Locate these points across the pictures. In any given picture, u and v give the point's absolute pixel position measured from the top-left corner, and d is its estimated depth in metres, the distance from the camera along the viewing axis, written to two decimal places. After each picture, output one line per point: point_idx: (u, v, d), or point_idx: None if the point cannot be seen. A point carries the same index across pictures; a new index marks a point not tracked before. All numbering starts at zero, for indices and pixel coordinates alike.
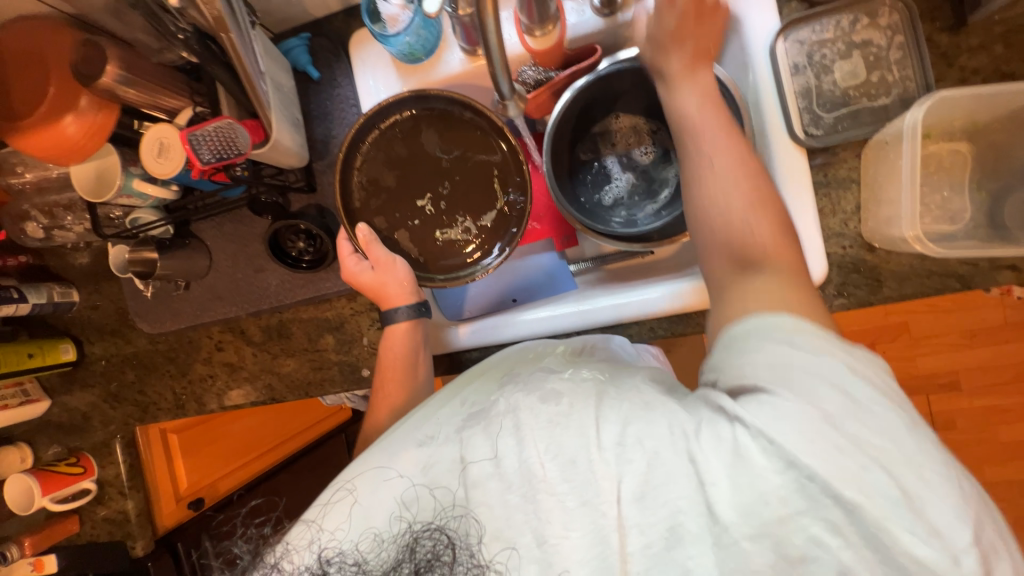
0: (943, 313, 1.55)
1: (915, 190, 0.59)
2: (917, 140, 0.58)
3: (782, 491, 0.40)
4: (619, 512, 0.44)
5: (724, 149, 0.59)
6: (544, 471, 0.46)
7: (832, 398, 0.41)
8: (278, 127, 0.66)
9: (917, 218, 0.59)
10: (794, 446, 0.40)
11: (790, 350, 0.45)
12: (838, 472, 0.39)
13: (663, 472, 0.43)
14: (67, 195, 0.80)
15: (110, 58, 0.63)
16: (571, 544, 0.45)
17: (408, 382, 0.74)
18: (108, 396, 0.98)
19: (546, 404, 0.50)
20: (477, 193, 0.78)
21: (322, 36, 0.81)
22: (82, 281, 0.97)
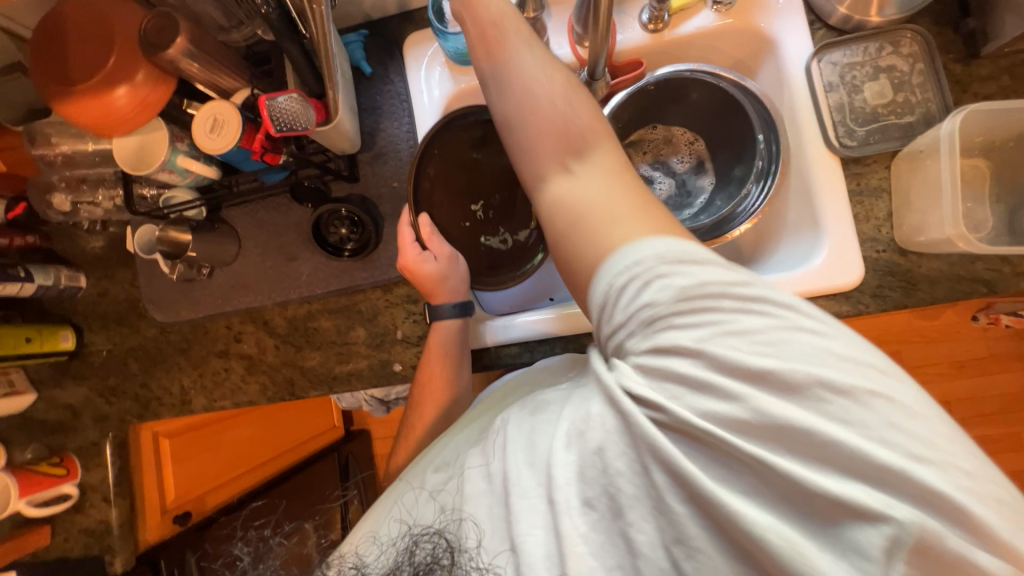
0: (933, 343, 1.61)
1: (956, 196, 0.63)
2: (955, 148, 0.62)
3: (718, 471, 0.38)
4: (563, 499, 0.42)
5: (543, 54, 0.52)
6: (513, 473, 0.45)
7: (770, 345, 0.37)
8: (341, 109, 0.67)
9: (959, 220, 0.62)
10: (710, 408, 0.38)
11: (686, 278, 0.39)
12: (777, 439, 0.36)
13: (601, 443, 0.41)
14: (100, 171, 0.78)
15: (181, 32, 0.64)
16: (535, 541, 0.42)
17: (451, 378, 0.73)
18: (103, 390, 0.91)
19: (533, 414, 0.49)
20: (519, 210, 0.86)
21: (377, 35, 0.84)
22: (91, 266, 0.92)
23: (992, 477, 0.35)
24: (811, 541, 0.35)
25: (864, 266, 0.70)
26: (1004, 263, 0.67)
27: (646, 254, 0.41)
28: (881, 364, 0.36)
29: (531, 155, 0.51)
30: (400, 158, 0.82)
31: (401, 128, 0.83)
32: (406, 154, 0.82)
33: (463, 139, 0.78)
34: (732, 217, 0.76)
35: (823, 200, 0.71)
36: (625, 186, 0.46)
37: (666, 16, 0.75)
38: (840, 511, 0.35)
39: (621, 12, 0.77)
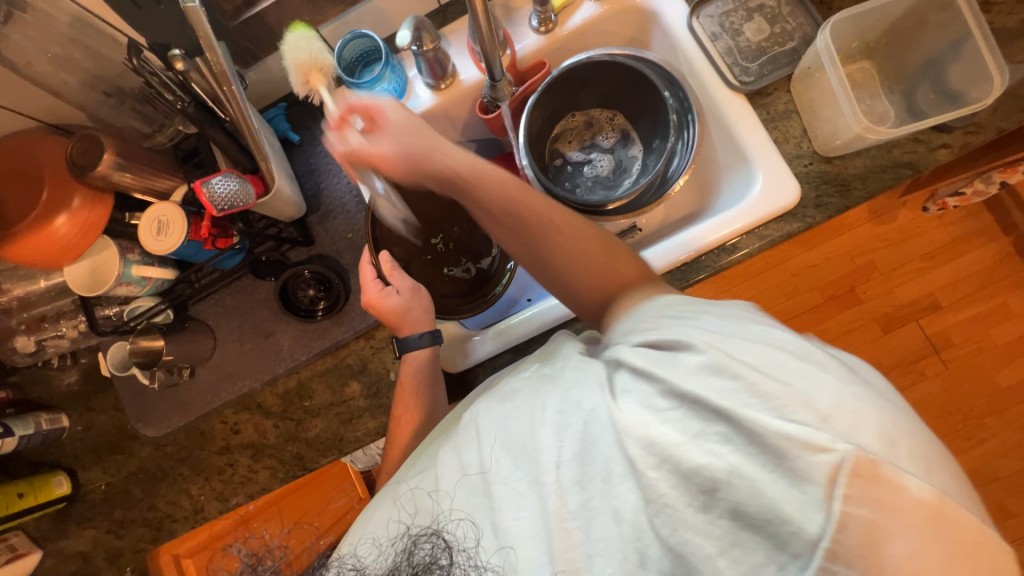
0: (899, 244, 1.68)
1: (851, 96, 0.68)
2: (836, 61, 0.68)
3: (707, 428, 0.40)
4: (555, 481, 0.45)
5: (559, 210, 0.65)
6: (497, 464, 0.48)
7: (766, 339, 0.43)
8: (278, 177, 0.69)
9: (860, 115, 0.67)
10: (700, 382, 0.41)
11: (704, 312, 0.49)
12: (763, 395, 0.39)
13: (591, 430, 0.45)
14: (58, 304, 0.78)
15: (107, 148, 0.66)
16: (521, 524, 0.46)
17: (426, 405, 0.73)
18: (111, 525, 0.87)
19: (503, 403, 0.52)
20: (479, 239, 0.87)
21: (297, 105, 0.87)
22: (70, 403, 0.90)
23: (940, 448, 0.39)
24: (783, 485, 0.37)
25: (798, 185, 0.74)
26: (918, 142, 0.72)
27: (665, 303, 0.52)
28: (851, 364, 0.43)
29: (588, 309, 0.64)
30: (348, 210, 0.85)
31: (341, 182, 0.85)
32: (353, 205, 0.85)
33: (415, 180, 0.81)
34: (668, 176, 0.81)
35: (743, 135, 0.75)
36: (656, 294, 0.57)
37: (553, 16, 0.81)
38: (797, 448, 0.36)
39: (513, 24, 0.83)
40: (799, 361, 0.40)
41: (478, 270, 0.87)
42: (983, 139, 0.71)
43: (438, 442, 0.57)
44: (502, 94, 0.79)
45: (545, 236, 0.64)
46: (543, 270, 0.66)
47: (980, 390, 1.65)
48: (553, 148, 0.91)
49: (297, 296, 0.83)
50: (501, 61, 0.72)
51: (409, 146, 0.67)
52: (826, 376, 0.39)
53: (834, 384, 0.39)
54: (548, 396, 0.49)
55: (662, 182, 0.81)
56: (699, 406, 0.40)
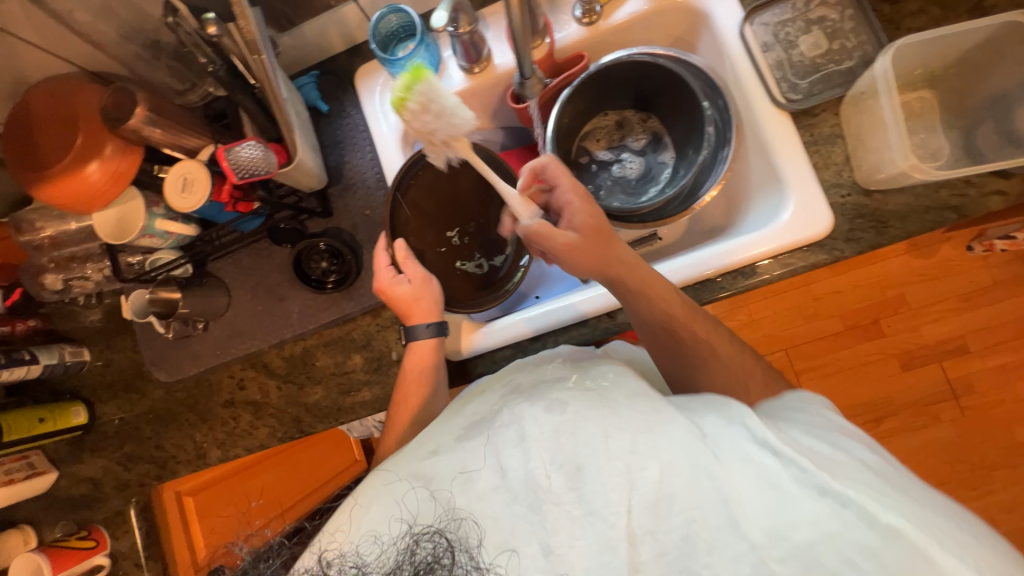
0: (936, 281, 1.60)
1: (901, 125, 0.64)
2: (893, 90, 0.64)
3: (837, 527, 0.44)
4: (631, 519, 0.47)
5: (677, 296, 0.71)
6: (549, 482, 0.48)
7: (885, 466, 0.50)
8: (301, 149, 0.70)
9: (909, 149, 0.63)
10: (845, 484, 0.46)
11: (824, 423, 0.55)
12: (898, 515, 0.44)
13: (679, 482, 0.47)
14: (86, 247, 0.81)
15: (139, 102, 0.67)
16: (578, 552, 0.47)
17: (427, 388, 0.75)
18: (121, 459, 0.93)
19: (551, 414, 0.52)
20: (495, 234, 0.86)
21: (329, 74, 0.87)
22: (93, 339, 0.95)
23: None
24: None
25: (833, 216, 0.70)
26: (969, 185, 0.67)
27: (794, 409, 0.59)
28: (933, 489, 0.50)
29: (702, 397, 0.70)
30: (368, 187, 0.85)
31: (365, 158, 0.85)
32: (373, 182, 0.85)
33: (434, 172, 0.81)
34: (698, 187, 0.78)
35: (780, 155, 0.72)
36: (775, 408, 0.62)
37: (598, 8, 0.77)
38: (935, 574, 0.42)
39: (556, 11, 0.80)
40: (904, 484, 0.48)
41: (492, 266, 0.86)
42: None
43: (453, 432, 0.57)
44: (532, 91, 0.78)
45: (690, 344, 0.70)
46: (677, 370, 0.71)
47: (995, 442, 1.58)
48: (580, 147, 0.89)
49: (309, 267, 0.84)
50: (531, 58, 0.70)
51: (591, 253, 0.72)
52: (929, 504, 0.46)
53: (933, 509, 0.46)
54: (619, 424, 0.50)
55: (691, 192, 0.79)
56: (835, 509, 0.45)
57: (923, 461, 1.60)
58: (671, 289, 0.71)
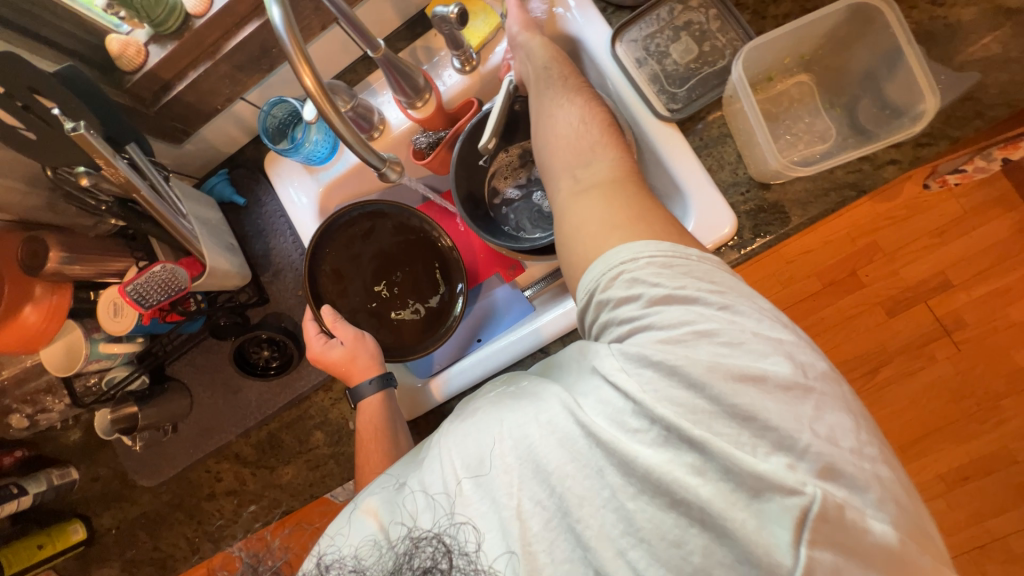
0: (904, 221, 1.58)
1: (766, 127, 0.66)
2: (747, 90, 0.66)
3: (656, 445, 0.42)
4: (520, 497, 0.45)
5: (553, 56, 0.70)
6: (460, 486, 0.48)
7: (718, 346, 0.43)
8: (211, 254, 0.75)
9: (778, 149, 0.66)
10: (655, 400, 0.43)
11: (657, 286, 0.47)
12: (709, 424, 0.41)
13: (556, 444, 0.46)
14: (45, 378, 0.86)
15: (52, 246, 0.70)
16: (486, 544, 0.46)
17: (392, 449, 0.72)
18: (124, 564, 0.97)
19: (460, 423, 0.52)
20: (424, 280, 0.89)
21: (239, 167, 0.90)
22: (77, 457, 0.98)
23: (887, 474, 0.41)
24: (733, 501, 0.40)
25: (735, 214, 0.70)
26: (862, 161, 0.67)
27: (629, 258, 0.49)
28: (786, 342, 0.44)
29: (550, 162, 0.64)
30: (296, 269, 0.88)
31: (288, 242, 0.88)
32: (300, 262, 0.88)
33: (352, 233, 0.86)
34: None
35: (674, 161, 0.72)
36: (618, 205, 0.55)
37: (474, 55, 0.80)
38: (763, 484, 0.39)
39: (436, 66, 0.82)
40: (752, 352, 0.43)
41: (429, 309, 0.88)
42: (938, 151, 0.65)
43: (410, 461, 0.56)
44: (396, 176, 0.65)
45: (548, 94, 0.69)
46: (543, 139, 0.66)
47: (996, 371, 1.55)
48: (491, 187, 0.90)
49: (252, 357, 0.87)
50: (371, 150, 0.59)
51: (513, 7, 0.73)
52: (766, 378, 0.41)
53: (772, 373, 0.42)
54: (515, 412, 0.49)
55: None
56: (666, 436, 0.42)
57: (925, 403, 1.57)
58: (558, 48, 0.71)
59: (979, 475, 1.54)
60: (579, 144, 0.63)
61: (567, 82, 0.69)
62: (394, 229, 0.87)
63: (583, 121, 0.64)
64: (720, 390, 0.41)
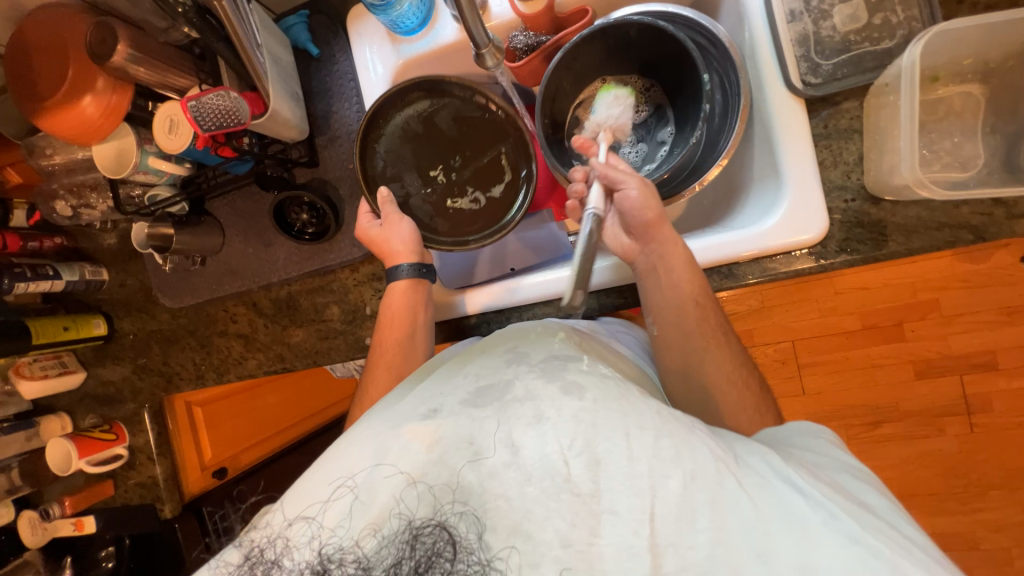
0: (979, 289, 1.46)
1: (915, 133, 0.57)
2: (915, 81, 0.56)
3: (829, 545, 0.46)
4: (653, 525, 0.47)
5: (684, 261, 0.66)
6: (569, 469, 0.49)
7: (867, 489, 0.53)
8: (275, 96, 0.71)
9: (918, 161, 0.56)
10: (833, 508, 0.48)
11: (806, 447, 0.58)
12: (879, 535, 0.47)
13: (703, 498, 0.48)
14: (93, 175, 0.88)
15: (120, 39, 0.67)
16: (599, 552, 0.47)
17: (404, 347, 0.75)
18: (136, 369, 1.04)
19: (569, 397, 0.54)
20: (485, 168, 0.82)
21: (320, 14, 0.84)
22: (109, 260, 1.01)
23: None
24: None
25: (828, 220, 0.64)
26: (997, 205, 0.60)
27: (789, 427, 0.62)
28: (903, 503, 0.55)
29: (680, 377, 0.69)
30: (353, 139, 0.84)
31: (352, 109, 0.83)
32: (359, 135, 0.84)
33: (408, 112, 0.79)
34: (700, 167, 0.74)
35: (784, 145, 0.65)
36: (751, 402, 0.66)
37: None
38: None
39: None
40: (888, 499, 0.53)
41: (488, 200, 0.81)
42: None
43: (466, 390, 0.58)
44: (491, 64, 0.60)
45: (702, 354, 0.67)
46: (676, 360, 0.69)
47: (999, 463, 1.50)
48: (573, 116, 0.84)
49: (290, 218, 0.86)
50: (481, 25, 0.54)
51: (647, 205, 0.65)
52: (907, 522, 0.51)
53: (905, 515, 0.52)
54: (643, 426, 0.51)
55: (700, 164, 0.74)
56: (867, 559, 0.45)
57: (916, 471, 1.54)
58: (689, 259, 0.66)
59: None
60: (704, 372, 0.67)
61: (717, 335, 0.68)
62: (456, 115, 0.81)
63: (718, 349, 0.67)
64: (897, 532, 0.48)
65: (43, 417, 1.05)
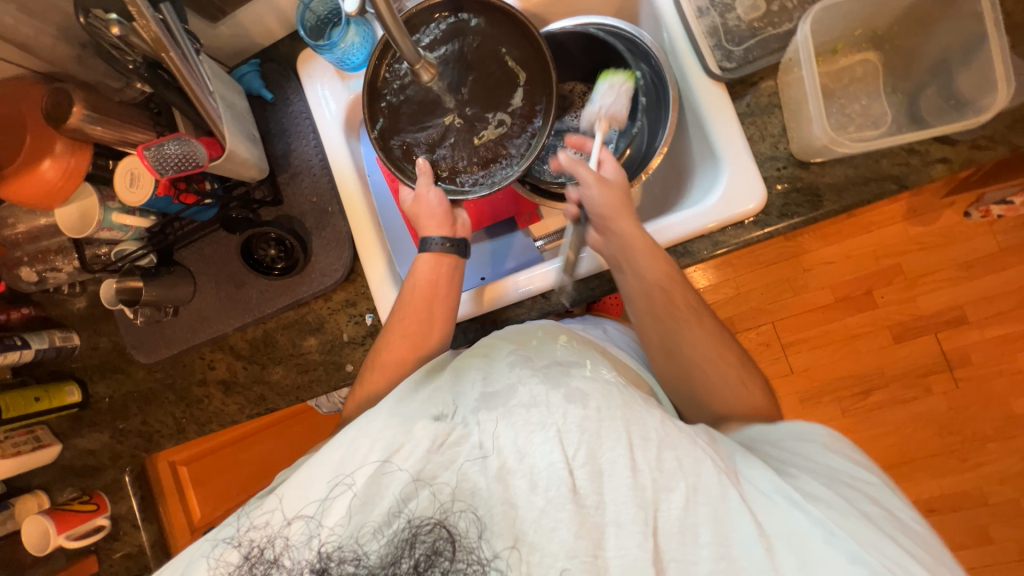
0: (935, 249, 1.53)
1: (822, 101, 0.63)
2: (811, 57, 0.62)
3: (826, 558, 0.46)
4: (656, 540, 0.48)
5: (654, 255, 0.68)
6: (574, 479, 0.49)
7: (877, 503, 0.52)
8: (232, 138, 0.74)
9: (827, 121, 0.62)
10: (838, 524, 0.48)
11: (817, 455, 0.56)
12: (882, 554, 0.46)
13: (706, 507, 0.49)
14: (58, 240, 0.89)
15: (76, 102, 0.69)
16: (607, 562, 0.48)
17: (411, 353, 0.71)
18: (115, 433, 1.00)
19: (573, 404, 0.52)
20: (495, 86, 0.76)
21: (271, 62, 0.89)
22: (79, 325, 0.99)
23: None
24: None
25: (766, 192, 0.68)
26: (912, 154, 0.65)
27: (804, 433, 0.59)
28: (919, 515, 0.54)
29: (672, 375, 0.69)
30: (314, 174, 0.87)
31: (310, 145, 0.87)
32: (319, 168, 0.87)
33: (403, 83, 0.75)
34: (648, 156, 0.78)
35: (717, 129, 0.70)
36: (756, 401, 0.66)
37: None
38: None
39: None
40: (904, 509, 0.53)
41: (517, 117, 0.76)
42: (992, 157, 0.63)
43: (472, 395, 0.56)
44: (427, 77, 0.65)
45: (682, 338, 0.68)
46: (661, 358, 0.70)
47: (988, 415, 1.53)
48: None
49: (258, 254, 0.88)
50: (411, 43, 0.58)
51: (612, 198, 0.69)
52: (915, 532, 0.51)
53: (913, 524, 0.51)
54: (646, 436, 0.51)
55: (648, 152, 0.79)
56: None
57: (913, 433, 1.56)
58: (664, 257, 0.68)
59: (945, 510, 1.54)
60: (701, 367, 0.67)
61: (691, 311, 0.68)
62: (448, 59, 0.75)
63: (719, 349, 0.67)
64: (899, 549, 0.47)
65: (19, 497, 1.00)
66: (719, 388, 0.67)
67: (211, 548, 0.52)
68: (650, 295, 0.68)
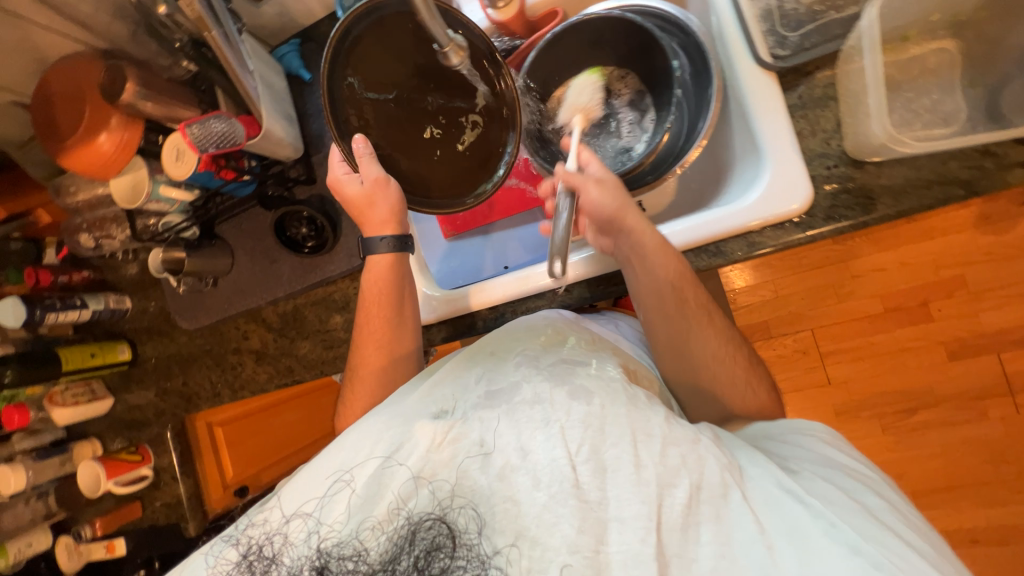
0: (1005, 261, 1.40)
1: (883, 93, 0.58)
2: (876, 45, 0.57)
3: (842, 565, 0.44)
4: (659, 535, 0.46)
5: (669, 263, 0.64)
6: (576, 474, 0.48)
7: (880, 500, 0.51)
8: (269, 118, 0.76)
9: (887, 118, 0.57)
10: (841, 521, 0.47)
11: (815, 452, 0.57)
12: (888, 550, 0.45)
13: (711, 506, 0.48)
14: (114, 209, 0.95)
15: (130, 78, 0.73)
16: (607, 557, 0.46)
17: (390, 350, 0.75)
18: (159, 392, 1.07)
19: (576, 401, 0.52)
20: (456, 87, 0.73)
21: (311, 42, 0.91)
22: (131, 289, 1.07)
23: None
24: None
25: (812, 190, 0.63)
26: (986, 156, 0.59)
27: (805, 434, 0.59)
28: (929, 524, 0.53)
29: (685, 374, 0.68)
30: None
31: None
32: None
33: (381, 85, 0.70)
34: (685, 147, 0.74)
35: (762, 124, 0.65)
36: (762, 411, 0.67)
37: None
38: None
39: None
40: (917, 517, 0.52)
41: (493, 117, 0.74)
42: None
43: (476, 391, 0.57)
44: (456, 60, 0.63)
45: (689, 328, 0.66)
46: (675, 364, 0.69)
47: None
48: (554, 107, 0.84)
49: (291, 232, 0.90)
50: (435, 22, 0.56)
51: (614, 194, 0.65)
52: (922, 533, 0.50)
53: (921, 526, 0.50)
54: (649, 433, 0.50)
55: (686, 143, 0.74)
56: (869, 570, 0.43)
57: (963, 458, 1.44)
58: (681, 263, 0.65)
59: (991, 542, 1.43)
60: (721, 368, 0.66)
61: (705, 309, 0.66)
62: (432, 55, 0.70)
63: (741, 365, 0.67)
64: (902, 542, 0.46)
65: (76, 442, 1.10)
66: (726, 382, 0.67)
67: (211, 549, 0.54)
68: (667, 303, 0.66)
